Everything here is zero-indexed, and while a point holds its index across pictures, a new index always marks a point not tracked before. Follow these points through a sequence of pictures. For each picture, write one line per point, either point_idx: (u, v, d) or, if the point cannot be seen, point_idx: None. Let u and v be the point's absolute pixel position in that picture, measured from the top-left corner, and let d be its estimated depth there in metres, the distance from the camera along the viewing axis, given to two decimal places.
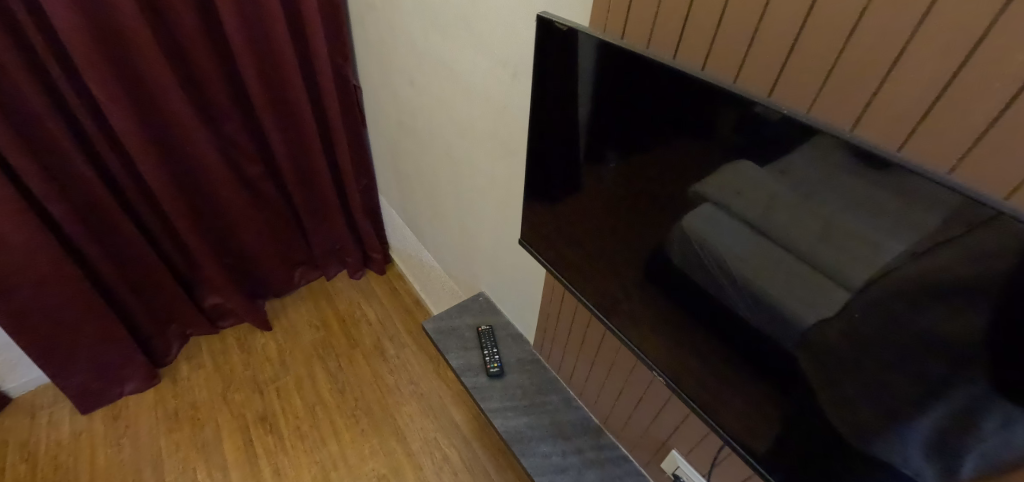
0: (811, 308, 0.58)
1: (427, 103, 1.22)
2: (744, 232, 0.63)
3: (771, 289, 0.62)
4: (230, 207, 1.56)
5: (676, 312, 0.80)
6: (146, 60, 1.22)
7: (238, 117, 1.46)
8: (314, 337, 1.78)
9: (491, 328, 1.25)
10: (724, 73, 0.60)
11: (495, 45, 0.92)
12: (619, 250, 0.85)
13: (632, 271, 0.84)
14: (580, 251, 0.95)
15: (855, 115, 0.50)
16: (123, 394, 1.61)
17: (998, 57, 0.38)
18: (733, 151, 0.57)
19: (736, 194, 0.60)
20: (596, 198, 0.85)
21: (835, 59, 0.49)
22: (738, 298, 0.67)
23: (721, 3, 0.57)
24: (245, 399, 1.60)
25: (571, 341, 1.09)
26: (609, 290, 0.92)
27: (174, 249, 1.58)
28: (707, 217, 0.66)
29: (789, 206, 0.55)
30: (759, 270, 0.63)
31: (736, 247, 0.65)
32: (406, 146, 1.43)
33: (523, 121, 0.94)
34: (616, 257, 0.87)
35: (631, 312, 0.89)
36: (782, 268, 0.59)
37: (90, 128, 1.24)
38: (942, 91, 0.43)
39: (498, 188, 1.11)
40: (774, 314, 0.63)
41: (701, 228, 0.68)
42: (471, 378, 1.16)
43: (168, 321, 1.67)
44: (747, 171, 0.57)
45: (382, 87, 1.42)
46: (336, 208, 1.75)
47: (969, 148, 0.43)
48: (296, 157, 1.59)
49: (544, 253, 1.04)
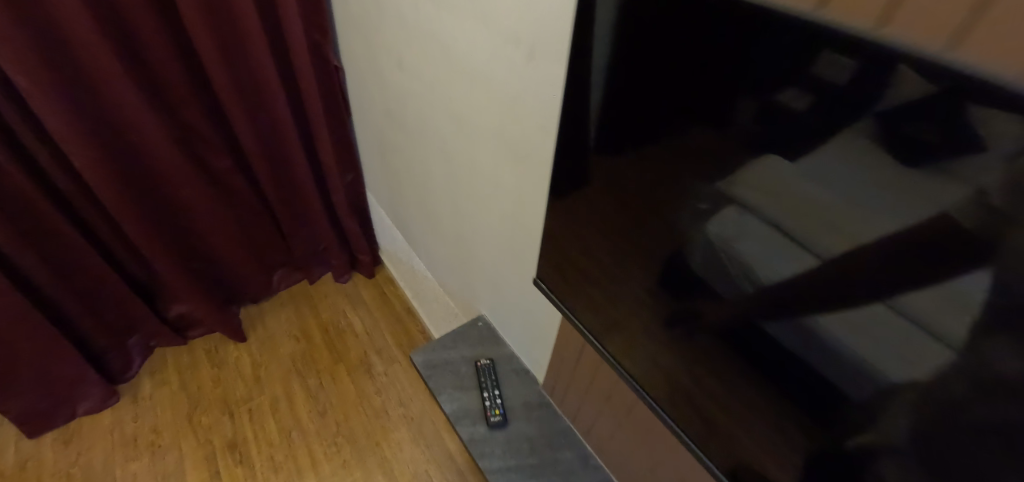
0: (874, 348, 0.43)
1: (417, 90, 1.01)
2: (776, 247, 0.49)
3: (817, 318, 0.47)
4: (193, 207, 1.35)
5: (720, 366, 0.62)
6: (75, 31, 1.00)
7: (199, 101, 1.25)
8: (293, 350, 1.60)
9: (492, 363, 1.06)
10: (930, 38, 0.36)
11: (505, 17, 0.71)
12: (655, 282, 0.67)
13: (666, 304, 0.67)
14: (607, 294, 0.76)
15: None
16: (76, 415, 1.44)
17: None
18: (763, 140, 0.44)
19: (771, 195, 0.47)
20: (624, 214, 0.66)
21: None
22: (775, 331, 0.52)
23: None
24: (213, 422, 1.43)
25: (591, 391, 0.90)
26: (645, 345, 0.73)
27: (129, 254, 1.38)
28: (734, 224, 0.52)
29: (841, 212, 0.41)
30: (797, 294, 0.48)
31: (763, 263, 0.51)
32: (394, 138, 1.22)
33: (543, 117, 0.73)
34: (652, 290, 0.68)
35: (672, 368, 0.70)
36: (828, 292, 0.45)
37: (13, 117, 1.03)
38: None
39: (504, 196, 0.91)
40: (820, 353, 0.48)
41: (726, 237, 0.53)
42: (467, 429, 0.99)
43: (127, 333, 1.49)
44: (786, 162, 0.44)
45: (366, 68, 1.20)
46: (318, 207, 1.54)
47: None
48: (269, 149, 1.38)
49: (562, 297, 0.86)
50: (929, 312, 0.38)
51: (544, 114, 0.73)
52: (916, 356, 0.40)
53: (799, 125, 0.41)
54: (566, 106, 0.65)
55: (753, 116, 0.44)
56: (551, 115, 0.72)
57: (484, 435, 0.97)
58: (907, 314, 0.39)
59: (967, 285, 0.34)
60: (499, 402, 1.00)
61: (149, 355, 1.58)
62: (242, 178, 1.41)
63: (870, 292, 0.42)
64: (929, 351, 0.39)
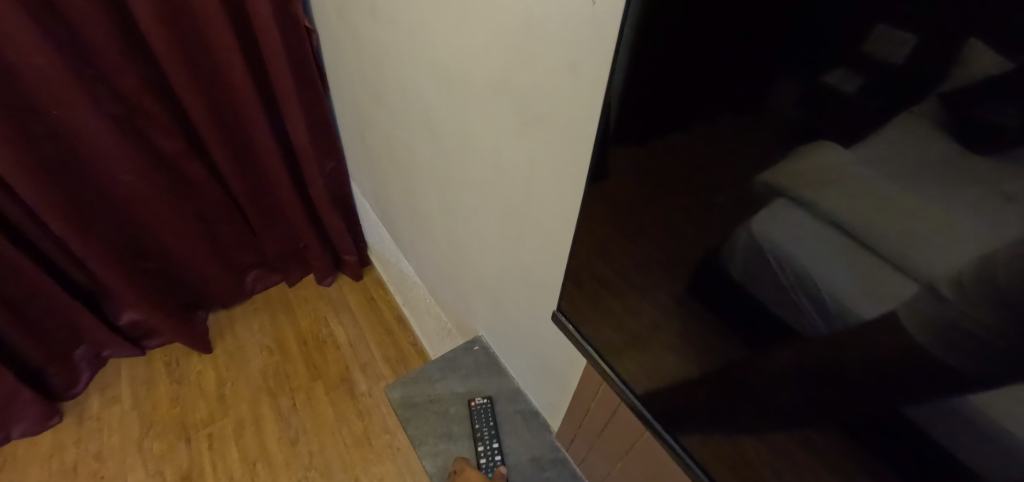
0: None
1: (395, 45, 0.77)
2: (863, 272, 0.26)
3: (985, 410, 0.23)
4: (138, 198, 1.14)
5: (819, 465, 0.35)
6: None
7: (138, 68, 1.01)
8: (264, 364, 1.39)
9: (489, 404, 0.80)
10: None
11: None
12: (717, 327, 0.39)
13: (721, 356, 0.40)
14: (664, 344, 0.46)
15: None
16: (11, 438, 1.23)
17: None
18: (820, 125, 0.24)
19: (829, 187, 0.25)
20: (665, 219, 0.38)
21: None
22: (914, 411, 0.26)
23: None
24: (167, 450, 1.22)
25: (625, 462, 0.62)
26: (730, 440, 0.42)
27: (65, 254, 1.16)
28: (787, 221, 0.29)
29: (908, 251, 0.23)
30: (900, 366, 0.26)
31: (839, 298, 0.28)
32: (374, 113, 0.99)
33: (574, 49, 0.43)
34: (720, 343, 0.39)
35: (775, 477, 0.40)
36: (964, 369, 0.23)
37: None
38: None
39: (508, 185, 0.64)
40: (989, 457, 0.24)
41: (778, 242, 0.30)
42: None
43: (71, 343, 1.28)
44: (828, 159, 0.25)
45: (339, 26, 0.96)
46: (292, 199, 1.32)
47: None
48: (229, 130, 1.16)
49: (594, 338, 0.57)
50: None
51: (575, 44, 0.43)
52: None
53: (831, 137, 0.24)
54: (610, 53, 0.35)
55: (773, 116, 0.26)
56: (593, 47, 0.42)
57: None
58: None
59: None
60: (499, 461, 0.74)
61: (101, 368, 1.37)
62: (199, 163, 1.19)
63: (997, 375, 0.21)
64: None
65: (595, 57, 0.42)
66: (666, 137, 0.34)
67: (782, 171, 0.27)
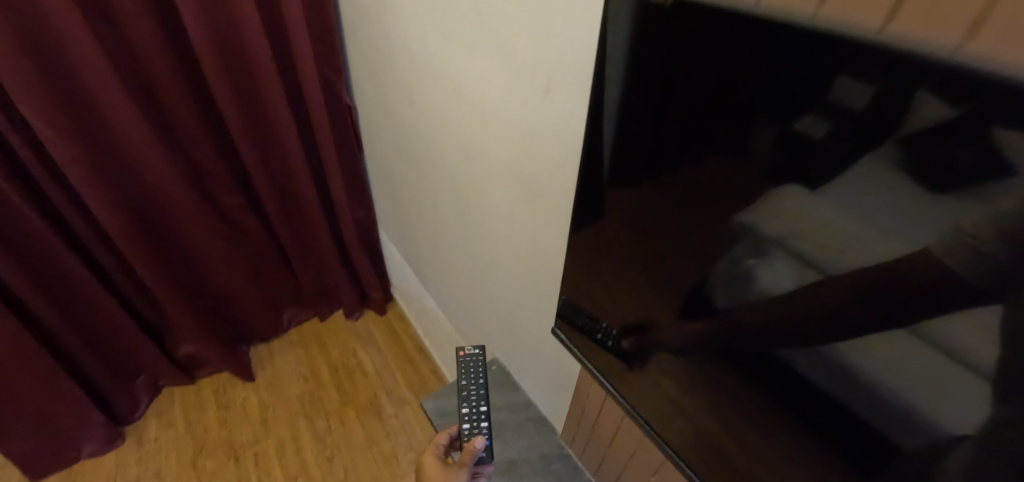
0: (917, 391, 0.31)
1: (429, 128, 0.98)
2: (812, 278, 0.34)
3: (846, 356, 0.35)
4: (202, 246, 1.34)
5: (778, 447, 0.46)
6: (84, 68, 0.99)
7: (210, 138, 1.24)
8: (301, 391, 1.56)
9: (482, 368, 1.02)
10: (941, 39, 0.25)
11: (519, 53, 0.65)
12: (681, 322, 0.50)
13: (673, 341, 0.53)
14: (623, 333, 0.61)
15: None
16: (80, 457, 1.40)
17: None
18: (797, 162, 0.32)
19: (789, 212, 0.34)
20: (654, 234, 0.49)
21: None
22: (812, 368, 0.38)
23: None
24: (217, 467, 1.38)
25: (618, 447, 0.76)
26: (673, 402, 0.57)
27: (138, 292, 1.36)
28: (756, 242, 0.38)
29: (838, 255, 0.32)
30: (822, 337, 0.36)
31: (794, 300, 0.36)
32: (406, 176, 1.20)
33: (562, 153, 0.64)
34: (675, 332, 0.52)
35: (747, 472, 0.51)
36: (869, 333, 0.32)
37: (31, 159, 1.04)
38: None
39: (519, 239, 0.84)
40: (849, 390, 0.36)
41: (748, 258, 0.39)
42: (438, 461, 0.73)
43: (135, 373, 1.46)
44: (791, 188, 0.33)
45: (378, 107, 1.19)
46: (328, 244, 1.53)
47: None
48: (279, 185, 1.37)
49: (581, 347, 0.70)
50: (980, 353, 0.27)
51: (563, 150, 0.64)
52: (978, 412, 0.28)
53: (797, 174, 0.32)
54: (620, 99, 0.44)
55: (755, 152, 0.34)
56: (572, 155, 0.63)
57: (464, 470, 0.70)
58: (952, 355, 0.28)
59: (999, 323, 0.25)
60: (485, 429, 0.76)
61: (156, 395, 1.54)
62: (252, 215, 1.40)
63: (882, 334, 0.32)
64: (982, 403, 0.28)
65: (573, 162, 0.63)
66: (659, 172, 0.44)
67: (759, 192, 0.35)
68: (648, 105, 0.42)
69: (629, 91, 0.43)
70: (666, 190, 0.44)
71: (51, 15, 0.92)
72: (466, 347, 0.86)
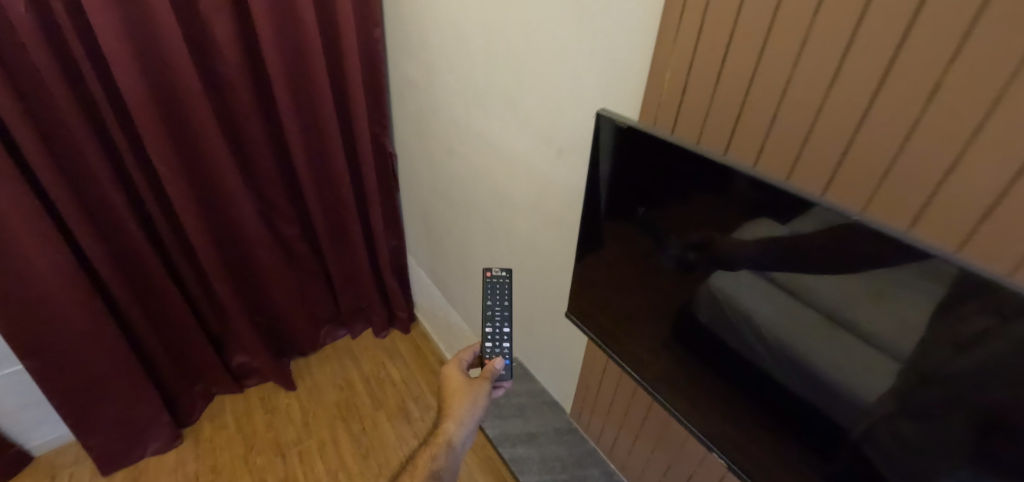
0: (838, 360, 0.52)
1: (464, 173, 1.26)
2: (773, 294, 0.56)
3: (795, 343, 0.56)
4: (264, 268, 1.59)
5: (741, 405, 0.68)
6: (197, 126, 1.27)
7: (280, 180, 1.51)
8: (337, 398, 1.77)
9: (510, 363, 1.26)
10: (744, 157, 0.59)
11: (540, 125, 0.93)
12: (667, 317, 0.73)
13: (659, 327, 0.76)
14: (609, 314, 0.86)
15: (913, 215, 0.47)
16: (144, 455, 1.59)
17: (1003, 143, 0.39)
18: (759, 202, 0.52)
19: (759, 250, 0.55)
20: (638, 259, 0.74)
21: (997, 99, 0.38)
22: (777, 351, 0.59)
23: (744, 84, 0.56)
24: (266, 462, 1.58)
25: (612, 412, 0.97)
26: (647, 358, 0.81)
27: (208, 308, 1.60)
28: (734, 278, 0.60)
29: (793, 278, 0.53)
30: (783, 330, 0.57)
31: (764, 309, 0.58)
32: (440, 210, 1.47)
33: (571, 194, 0.92)
34: (652, 314, 0.76)
35: (695, 397, 0.75)
36: (812, 323, 0.54)
37: (147, 196, 1.31)
38: (997, 199, 0.40)
39: (536, 258, 1.09)
40: (796, 365, 0.57)
41: (727, 287, 0.61)
42: (462, 374, 0.84)
43: (195, 379, 1.68)
44: (754, 224, 0.54)
45: (419, 155, 1.47)
46: (366, 268, 1.78)
47: (976, 226, 0.42)
48: (330, 218, 1.63)
49: (587, 324, 0.92)
50: (880, 333, 0.47)
51: (571, 192, 0.91)
52: (874, 369, 0.49)
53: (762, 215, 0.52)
54: (618, 160, 0.69)
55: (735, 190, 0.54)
56: (577, 194, 0.91)
57: (484, 384, 0.81)
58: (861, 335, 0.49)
59: (882, 308, 0.46)
60: (505, 348, 0.83)
61: (209, 401, 1.75)
62: (305, 243, 1.66)
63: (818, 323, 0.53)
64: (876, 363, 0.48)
65: (577, 199, 0.91)
66: (652, 210, 0.67)
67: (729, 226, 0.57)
68: (638, 170, 0.67)
69: (620, 163, 0.69)
70: (658, 221, 0.67)
71: (180, 88, 1.21)
72: (492, 268, 0.89)
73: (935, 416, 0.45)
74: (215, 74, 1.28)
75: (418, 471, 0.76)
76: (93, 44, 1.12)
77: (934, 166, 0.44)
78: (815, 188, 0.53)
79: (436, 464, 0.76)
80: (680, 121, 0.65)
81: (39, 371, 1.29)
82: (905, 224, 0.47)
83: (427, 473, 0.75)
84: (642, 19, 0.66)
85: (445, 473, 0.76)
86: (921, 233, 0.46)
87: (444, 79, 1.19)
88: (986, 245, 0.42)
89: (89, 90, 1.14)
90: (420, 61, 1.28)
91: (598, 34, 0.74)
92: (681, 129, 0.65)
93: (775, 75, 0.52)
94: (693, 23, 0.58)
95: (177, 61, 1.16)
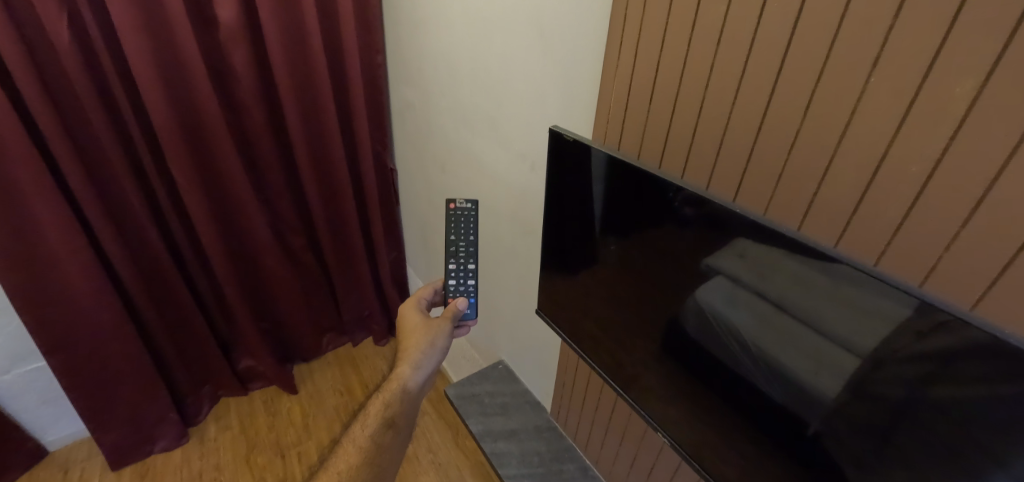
0: (809, 366, 0.54)
1: (457, 188, 1.35)
2: (751, 300, 0.59)
3: (771, 349, 0.59)
4: (270, 276, 1.67)
5: (714, 402, 0.71)
6: (214, 142, 1.38)
7: (289, 193, 1.62)
8: (337, 402, 1.85)
9: (504, 365, 1.38)
10: (673, 169, 0.71)
11: (517, 143, 1.03)
12: (648, 323, 0.77)
13: (642, 332, 0.80)
14: (586, 315, 0.92)
15: (800, 216, 0.58)
16: (152, 452, 1.67)
17: (854, 160, 0.50)
18: (726, 215, 0.56)
19: (737, 260, 0.58)
20: (621, 272, 0.79)
21: (851, 115, 0.49)
22: (755, 357, 0.61)
23: (668, 111, 0.68)
24: (267, 462, 1.64)
25: (587, 408, 1.05)
26: (624, 361, 0.87)
27: (218, 311, 1.70)
28: (713, 287, 0.63)
29: (768, 288, 0.56)
30: (760, 335, 0.59)
31: (743, 316, 0.61)
32: (436, 223, 1.57)
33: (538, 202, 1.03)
34: (635, 320, 0.80)
35: (664, 392, 0.81)
36: (788, 329, 0.56)
37: (166, 205, 1.43)
38: (858, 203, 0.51)
39: (519, 264, 1.18)
40: (773, 371, 0.59)
41: (707, 296, 0.64)
42: (422, 315, 0.92)
43: (203, 381, 1.77)
44: (732, 240, 0.57)
45: (418, 171, 1.57)
46: (367, 278, 1.87)
47: (845, 226, 0.53)
48: (335, 229, 1.73)
49: (561, 323, 1.00)
50: (848, 337, 0.49)
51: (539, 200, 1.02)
52: (844, 374, 0.50)
53: (744, 236, 0.55)
54: (602, 177, 0.74)
55: (704, 206, 0.58)
56: (537, 203, 1.04)
57: (446, 324, 0.89)
58: (832, 340, 0.51)
59: (848, 313, 0.48)
60: (469, 286, 0.93)
61: (215, 403, 1.83)
62: (310, 253, 1.76)
63: (794, 329, 0.55)
64: (846, 366, 0.50)
65: (535, 207, 1.04)
66: (635, 230, 0.72)
67: (702, 239, 0.61)
68: (615, 185, 0.72)
69: (602, 179, 0.74)
70: (641, 241, 0.72)
71: (200, 109, 1.33)
72: (457, 201, 0.97)
73: (891, 401, 0.47)
74: (233, 97, 1.41)
75: (370, 420, 0.80)
76: (127, 70, 1.26)
77: (809, 176, 0.55)
78: (727, 195, 0.65)
79: (390, 409, 0.81)
80: (624, 140, 0.76)
81: (62, 367, 1.39)
82: (796, 224, 0.59)
83: (381, 421, 0.80)
84: (594, 54, 0.78)
85: (399, 419, 0.82)
86: (810, 229, 0.57)
87: (436, 103, 1.31)
88: (854, 239, 0.53)
89: (121, 110, 1.27)
90: (417, 85, 1.39)
91: (565, 65, 0.85)
92: (625, 145, 0.77)
93: (693, 91, 0.63)
94: (629, 49, 0.70)
95: (200, 84, 1.29)
